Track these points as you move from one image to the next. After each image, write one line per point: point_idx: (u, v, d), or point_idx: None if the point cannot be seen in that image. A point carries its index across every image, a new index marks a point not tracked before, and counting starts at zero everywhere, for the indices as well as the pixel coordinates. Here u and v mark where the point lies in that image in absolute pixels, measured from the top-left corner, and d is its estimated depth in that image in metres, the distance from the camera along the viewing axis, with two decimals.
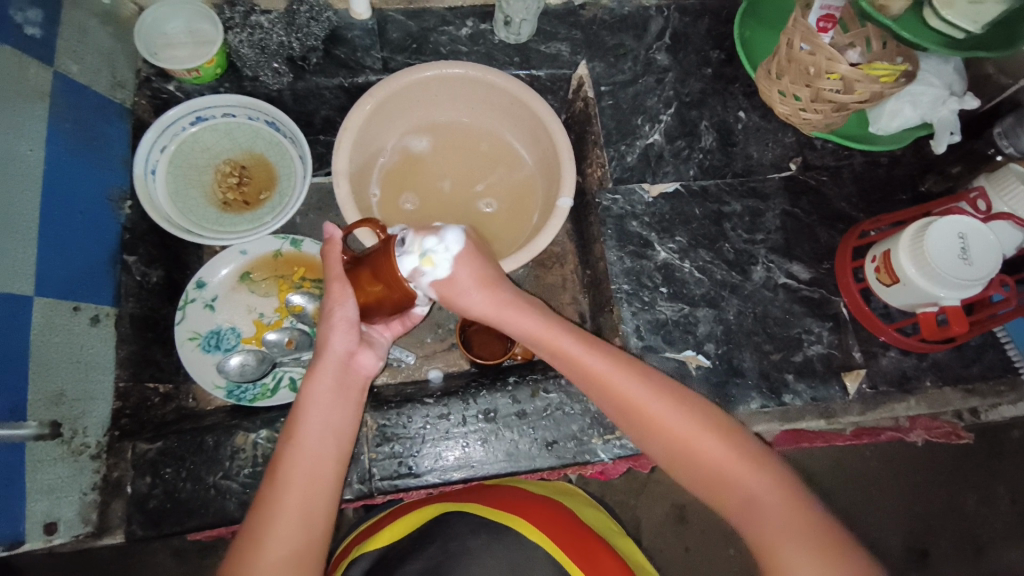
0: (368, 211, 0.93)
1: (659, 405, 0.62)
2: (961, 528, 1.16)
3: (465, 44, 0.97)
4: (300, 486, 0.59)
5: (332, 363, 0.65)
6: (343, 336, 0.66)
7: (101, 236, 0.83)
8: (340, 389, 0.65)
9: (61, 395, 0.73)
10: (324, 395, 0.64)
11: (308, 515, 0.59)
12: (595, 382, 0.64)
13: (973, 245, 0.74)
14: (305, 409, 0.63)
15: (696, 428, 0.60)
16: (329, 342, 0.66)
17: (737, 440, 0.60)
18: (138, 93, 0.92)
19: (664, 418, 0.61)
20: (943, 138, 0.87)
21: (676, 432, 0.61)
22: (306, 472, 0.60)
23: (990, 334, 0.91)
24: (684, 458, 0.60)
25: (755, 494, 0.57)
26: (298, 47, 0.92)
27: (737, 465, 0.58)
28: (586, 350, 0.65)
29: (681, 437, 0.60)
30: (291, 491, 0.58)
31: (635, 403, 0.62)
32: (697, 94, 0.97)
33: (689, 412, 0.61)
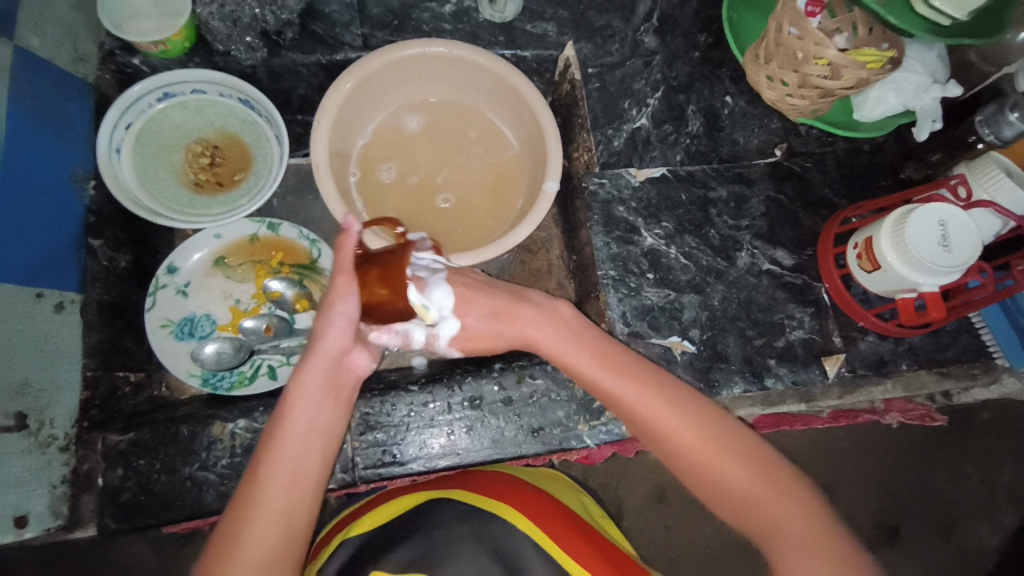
0: (346, 189, 0.90)
1: (682, 425, 0.64)
2: (929, 504, 1.21)
3: (448, 22, 0.94)
4: (281, 485, 0.58)
5: (325, 358, 0.64)
6: (340, 332, 0.65)
7: (64, 218, 0.78)
8: (329, 388, 0.64)
9: (27, 384, 0.69)
10: (312, 390, 0.63)
11: (289, 514, 0.57)
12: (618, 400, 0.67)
13: (952, 232, 0.75)
14: (290, 405, 0.62)
15: (717, 449, 0.63)
16: (324, 338, 0.64)
17: (759, 462, 0.62)
18: (101, 67, 0.86)
19: (686, 439, 0.63)
20: (926, 125, 0.86)
21: (697, 449, 0.63)
22: (289, 472, 0.59)
23: (965, 319, 0.93)
24: (705, 478, 0.63)
25: (774, 515, 0.60)
26: (272, 21, 0.88)
27: (757, 487, 0.61)
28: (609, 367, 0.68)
29: (685, 441, 0.64)
30: (271, 489, 0.57)
31: (659, 424, 0.65)
32: (684, 78, 0.96)
33: (708, 433, 0.64)
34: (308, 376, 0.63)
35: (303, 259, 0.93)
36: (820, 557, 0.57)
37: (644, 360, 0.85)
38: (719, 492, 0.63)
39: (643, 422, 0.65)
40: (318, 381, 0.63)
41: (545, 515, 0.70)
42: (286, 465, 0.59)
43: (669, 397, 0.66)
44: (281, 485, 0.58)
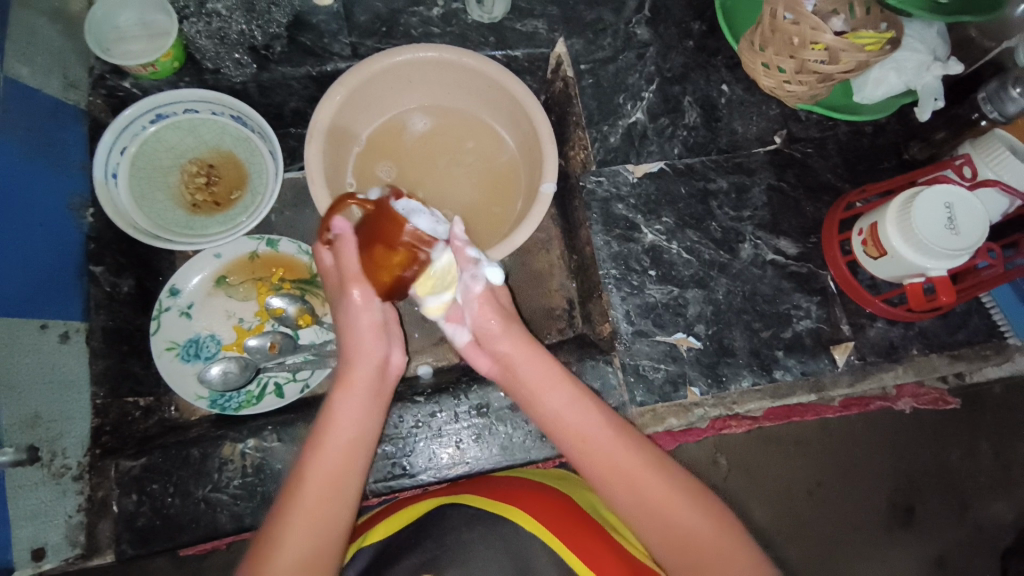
0: (343, 202, 0.89)
1: (641, 467, 0.62)
2: (946, 483, 1.19)
3: (438, 26, 0.93)
4: (325, 493, 0.59)
5: (369, 363, 0.66)
6: (373, 337, 0.67)
7: (64, 248, 0.79)
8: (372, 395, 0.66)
9: (36, 417, 0.70)
10: (356, 398, 0.65)
11: (330, 518, 0.59)
12: (578, 447, 0.64)
13: (959, 214, 0.73)
14: (334, 410, 0.64)
15: (676, 494, 0.61)
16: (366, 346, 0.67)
17: (714, 509, 0.61)
18: (92, 93, 0.86)
19: (648, 484, 0.61)
20: (927, 105, 0.84)
21: (651, 492, 0.61)
22: (332, 480, 0.60)
23: (975, 300, 0.91)
24: (658, 519, 0.61)
25: (732, 566, 0.57)
26: (261, 36, 0.88)
27: (703, 528, 0.59)
28: (575, 410, 0.66)
29: (638, 479, 0.62)
30: (315, 496, 0.59)
31: (626, 469, 0.62)
32: (679, 69, 0.94)
33: (661, 473, 0.62)
34: (356, 382, 0.65)
35: (304, 274, 0.93)
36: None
37: (650, 359, 0.84)
38: (678, 541, 0.59)
39: (607, 466, 0.63)
40: (365, 390, 0.66)
41: (555, 512, 0.68)
42: (332, 468, 0.60)
43: (627, 439, 0.64)
44: (330, 487, 0.60)
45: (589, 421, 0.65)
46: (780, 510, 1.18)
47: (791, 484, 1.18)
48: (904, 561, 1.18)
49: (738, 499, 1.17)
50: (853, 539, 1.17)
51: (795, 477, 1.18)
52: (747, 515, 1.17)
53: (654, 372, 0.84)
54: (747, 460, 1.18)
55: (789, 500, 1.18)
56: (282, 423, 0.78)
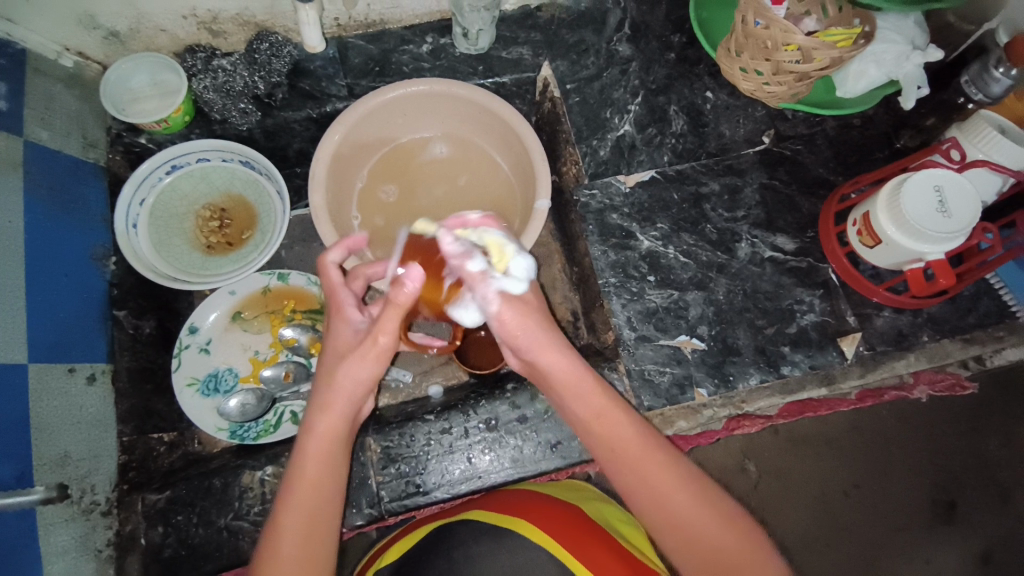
0: (347, 232, 0.93)
1: (670, 480, 0.61)
2: (987, 475, 1.14)
3: (427, 61, 0.98)
4: (295, 548, 0.59)
5: (348, 413, 0.63)
6: (357, 387, 0.63)
7: (87, 296, 0.83)
8: (340, 445, 0.63)
9: (66, 456, 0.73)
10: (327, 449, 0.62)
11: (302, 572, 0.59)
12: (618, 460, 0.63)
13: (949, 197, 0.73)
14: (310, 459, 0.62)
15: (708, 516, 0.60)
16: (350, 393, 0.62)
17: (748, 534, 0.60)
18: (110, 150, 0.93)
19: (680, 503, 0.60)
20: (912, 93, 0.85)
21: (677, 503, 0.60)
22: (304, 534, 0.60)
23: (983, 283, 0.91)
24: (685, 537, 0.60)
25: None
26: (263, 86, 0.93)
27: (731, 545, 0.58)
28: (614, 423, 0.63)
29: (668, 495, 0.61)
30: (287, 551, 0.59)
31: (659, 486, 0.61)
32: (662, 80, 0.97)
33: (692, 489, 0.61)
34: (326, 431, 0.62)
35: (314, 305, 0.97)
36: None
37: (655, 363, 0.85)
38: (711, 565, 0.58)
39: (646, 487, 0.61)
40: (335, 441, 0.63)
41: (559, 522, 0.68)
42: (313, 520, 0.61)
43: (673, 467, 0.62)
44: (308, 543, 0.60)
45: (635, 444, 0.63)
46: (814, 513, 1.14)
47: (825, 486, 1.15)
48: (951, 559, 1.12)
49: (769, 503, 1.14)
50: (894, 539, 1.13)
51: (828, 479, 1.15)
52: (780, 520, 1.13)
53: (661, 376, 0.85)
54: (777, 463, 1.15)
55: (822, 502, 1.14)
56: None
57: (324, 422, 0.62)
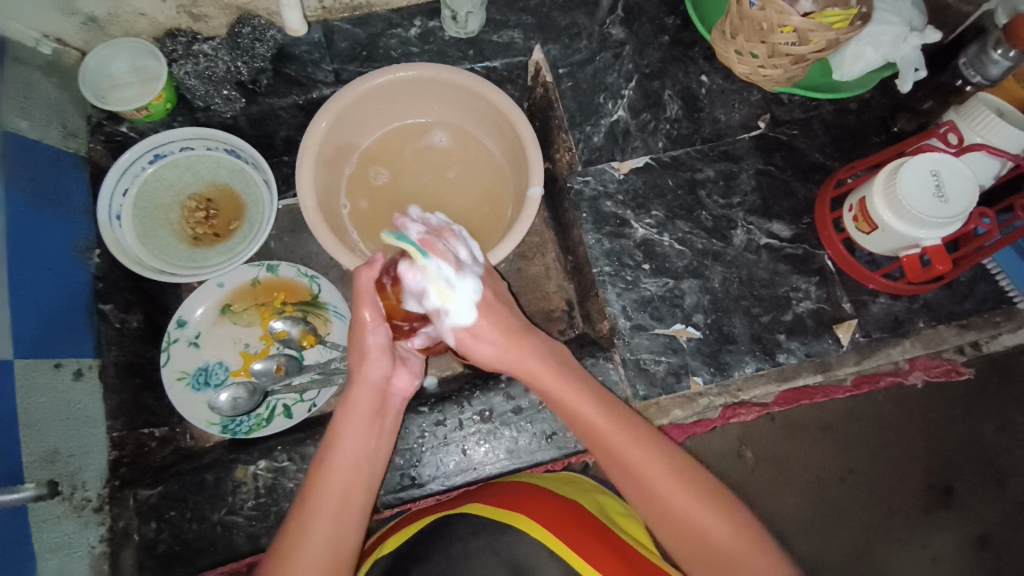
0: (337, 222, 0.92)
1: (639, 455, 0.65)
2: (982, 458, 1.15)
3: (416, 45, 0.96)
4: (326, 511, 0.62)
5: (371, 391, 0.67)
6: (379, 364, 0.66)
7: (72, 290, 0.82)
8: (371, 423, 0.67)
9: (56, 453, 0.72)
10: (358, 424, 0.66)
11: (335, 535, 0.62)
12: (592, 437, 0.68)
13: (946, 182, 0.73)
14: (341, 432, 0.66)
15: (677, 485, 0.64)
16: (368, 367, 0.66)
17: (721, 503, 0.64)
18: (92, 140, 0.90)
19: (650, 477, 0.64)
20: (908, 75, 0.84)
21: (649, 477, 0.64)
22: (335, 498, 0.63)
23: (980, 267, 0.90)
24: (654, 507, 0.64)
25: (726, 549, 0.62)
26: (246, 71, 0.91)
27: (701, 514, 0.63)
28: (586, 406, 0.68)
29: (638, 469, 0.65)
30: (320, 512, 0.62)
31: (629, 462, 0.65)
32: (657, 64, 0.95)
33: (662, 459, 0.65)
34: (356, 407, 0.66)
35: (305, 296, 0.95)
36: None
37: (651, 352, 0.84)
38: (680, 531, 0.63)
39: (618, 461, 0.66)
40: (370, 417, 0.67)
41: (555, 516, 0.67)
42: (345, 488, 0.64)
43: (644, 442, 0.66)
44: (337, 512, 0.63)
45: (604, 425, 0.67)
46: (809, 496, 1.15)
47: (820, 469, 1.15)
48: (945, 540, 1.13)
49: (764, 488, 1.15)
50: (889, 521, 1.14)
51: (824, 463, 1.15)
52: (776, 504, 1.14)
53: (656, 365, 0.84)
54: (773, 448, 1.16)
55: (818, 485, 1.15)
56: (291, 442, 0.79)
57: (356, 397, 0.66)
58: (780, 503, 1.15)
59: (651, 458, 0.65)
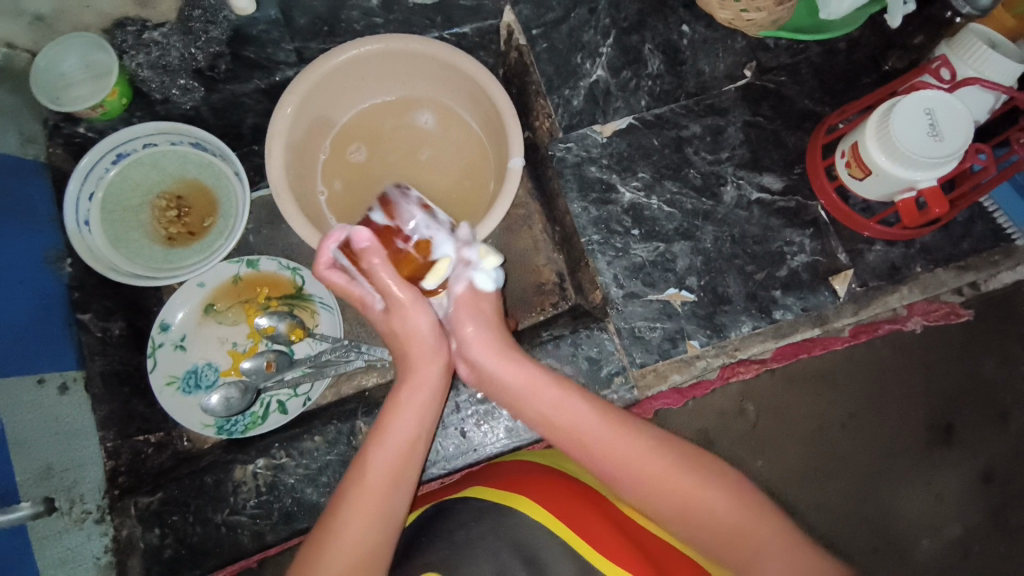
0: (314, 210, 0.89)
1: (632, 450, 0.65)
2: (984, 395, 1.15)
3: (379, 16, 0.90)
4: (381, 477, 0.63)
5: (432, 372, 0.70)
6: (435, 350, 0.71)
7: (47, 301, 0.79)
8: (428, 406, 0.69)
9: (49, 468, 0.71)
10: (414, 402, 0.68)
11: (386, 503, 0.62)
12: (579, 444, 0.67)
13: (940, 119, 0.69)
14: (399, 402, 0.68)
15: (681, 473, 0.63)
16: (429, 350, 0.71)
17: (728, 484, 0.63)
18: (49, 143, 0.86)
19: (652, 468, 0.64)
20: (899, 10, 0.80)
21: (647, 470, 0.64)
22: (387, 467, 0.64)
23: (976, 207, 0.88)
24: (664, 499, 0.63)
25: (751, 532, 0.60)
26: (202, 57, 0.85)
27: (712, 498, 0.62)
28: (573, 406, 0.68)
29: (636, 466, 0.64)
30: (374, 479, 0.63)
31: (627, 459, 0.65)
32: (635, 17, 0.90)
33: (659, 452, 0.65)
34: (424, 382, 0.70)
35: (289, 290, 0.93)
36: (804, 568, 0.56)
37: (645, 319, 0.83)
38: (695, 519, 0.62)
39: (614, 463, 0.65)
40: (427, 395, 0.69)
41: (556, 495, 0.67)
42: (401, 457, 0.65)
43: (638, 438, 0.66)
44: (390, 476, 0.63)
45: (592, 425, 0.67)
46: (815, 444, 1.15)
47: (824, 419, 1.15)
48: (950, 477, 1.15)
49: (769, 440, 1.15)
50: (895, 463, 1.15)
51: (827, 412, 1.15)
52: (781, 455, 1.15)
53: (652, 332, 0.83)
54: (776, 401, 1.15)
55: (822, 435, 1.15)
56: (288, 439, 0.79)
57: (425, 374, 0.70)
58: (786, 454, 1.15)
59: (624, 437, 0.66)
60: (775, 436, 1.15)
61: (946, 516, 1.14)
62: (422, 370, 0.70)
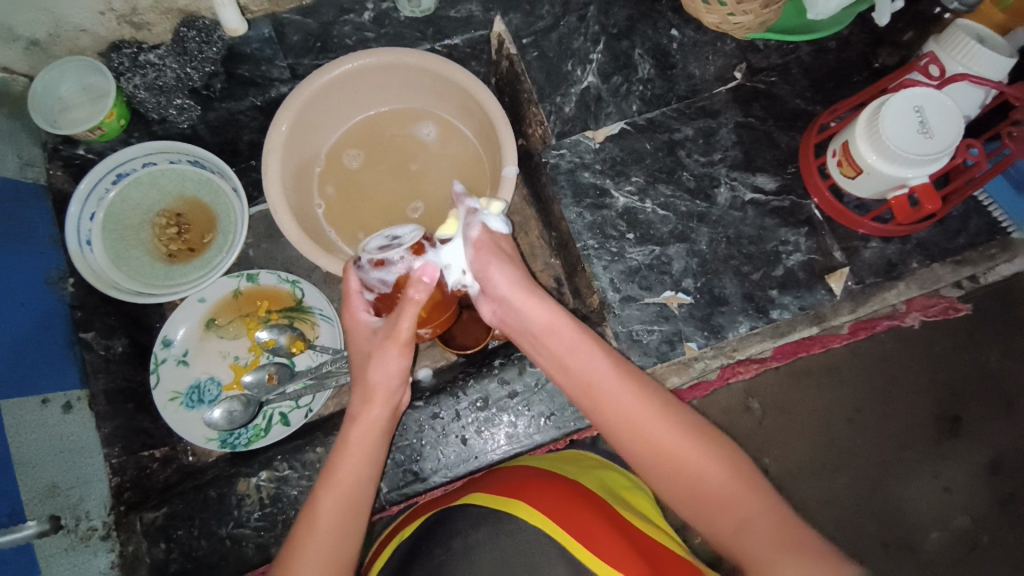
0: (312, 224, 0.90)
1: (636, 401, 0.65)
2: (989, 387, 1.14)
3: (371, 30, 0.91)
4: (328, 524, 0.63)
5: (381, 407, 0.68)
6: (388, 387, 0.68)
7: (51, 322, 0.80)
8: (376, 440, 0.68)
9: (55, 486, 0.72)
10: (360, 442, 0.67)
11: (337, 549, 0.62)
12: (585, 389, 0.67)
13: (930, 116, 0.70)
14: (347, 443, 0.67)
15: (676, 432, 0.63)
16: (382, 389, 0.68)
17: (726, 456, 0.62)
18: (50, 166, 0.87)
19: (648, 421, 0.64)
20: (886, 8, 0.80)
21: (641, 421, 0.64)
22: (334, 513, 0.63)
23: (971, 201, 0.88)
24: (658, 453, 0.63)
25: (738, 503, 0.59)
26: (197, 77, 0.87)
27: (702, 460, 0.61)
28: (583, 354, 0.68)
29: (636, 419, 0.64)
30: (322, 525, 0.62)
31: (627, 410, 0.65)
32: (624, 23, 0.91)
33: (660, 408, 0.65)
34: (371, 425, 0.68)
35: (288, 302, 0.94)
36: (785, 541, 0.54)
37: (642, 322, 0.83)
38: (682, 479, 0.62)
39: (616, 411, 0.65)
40: (375, 431, 0.68)
41: (553, 500, 0.67)
42: (351, 499, 0.65)
43: (642, 393, 0.66)
44: (339, 522, 0.63)
45: (598, 372, 0.67)
46: (819, 441, 1.15)
47: (828, 415, 1.15)
48: (958, 471, 1.14)
49: (773, 437, 1.15)
50: (901, 458, 1.14)
51: (831, 408, 1.15)
52: (786, 452, 1.15)
53: (649, 335, 0.83)
54: (779, 399, 1.16)
55: (828, 431, 1.15)
56: (290, 451, 0.80)
57: (371, 416, 0.68)
58: (791, 451, 1.15)
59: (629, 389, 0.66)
60: (779, 434, 1.15)
61: (955, 510, 1.13)
62: (368, 411, 0.68)
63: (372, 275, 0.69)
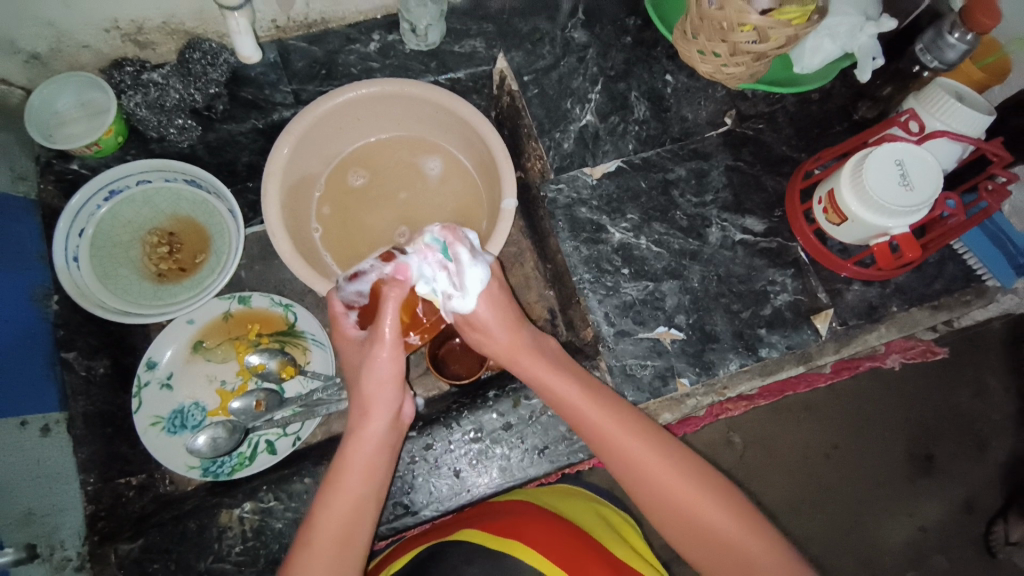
0: (309, 248, 0.90)
1: (644, 449, 0.66)
2: (962, 426, 1.18)
3: (376, 60, 0.93)
4: (326, 545, 0.61)
5: (381, 422, 0.67)
6: (386, 400, 0.67)
7: (33, 340, 0.78)
8: (377, 456, 0.66)
9: (30, 514, 0.70)
10: (361, 457, 0.66)
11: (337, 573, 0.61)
12: (593, 435, 0.68)
13: (911, 170, 0.74)
14: (348, 459, 0.66)
15: (684, 480, 0.64)
16: (380, 399, 0.67)
17: (733, 503, 0.64)
18: (41, 180, 0.85)
19: (657, 471, 0.65)
20: (867, 66, 0.85)
21: (648, 468, 0.65)
22: (332, 533, 0.62)
23: (947, 249, 0.92)
24: (665, 501, 0.65)
25: (745, 549, 0.62)
26: (200, 98, 0.87)
27: (710, 508, 0.64)
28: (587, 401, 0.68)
29: (645, 468, 0.65)
30: (320, 546, 0.61)
31: (634, 457, 0.66)
32: (621, 66, 0.94)
33: (667, 456, 0.66)
34: (370, 438, 0.66)
35: (280, 326, 0.93)
36: None
37: (636, 357, 0.84)
38: (688, 524, 0.64)
39: (625, 458, 0.66)
40: (375, 446, 0.67)
41: (554, 540, 0.67)
42: (352, 519, 0.63)
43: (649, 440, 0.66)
44: (337, 545, 0.62)
45: (602, 418, 0.67)
46: (800, 476, 1.17)
47: (809, 450, 1.17)
48: (933, 509, 1.16)
49: (756, 472, 1.17)
50: (878, 495, 1.16)
51: (811, 443, 1.17)
52: (768, 487, 1.16)
53: (642, 370, 0.84)
54: (761, 433, 1.18)
55: (809, 466, 1.17)
56: (276, 481, 0.78)
57: (369, 430, 0.66)
58: (772, 485, 1.16)
59: (636, 437, 0.66)
60: (761, 468, 1.17)
61: (930, 547, 1.16)
62: (367, 425, 0.67)
63: (350, 290, 0.74)
